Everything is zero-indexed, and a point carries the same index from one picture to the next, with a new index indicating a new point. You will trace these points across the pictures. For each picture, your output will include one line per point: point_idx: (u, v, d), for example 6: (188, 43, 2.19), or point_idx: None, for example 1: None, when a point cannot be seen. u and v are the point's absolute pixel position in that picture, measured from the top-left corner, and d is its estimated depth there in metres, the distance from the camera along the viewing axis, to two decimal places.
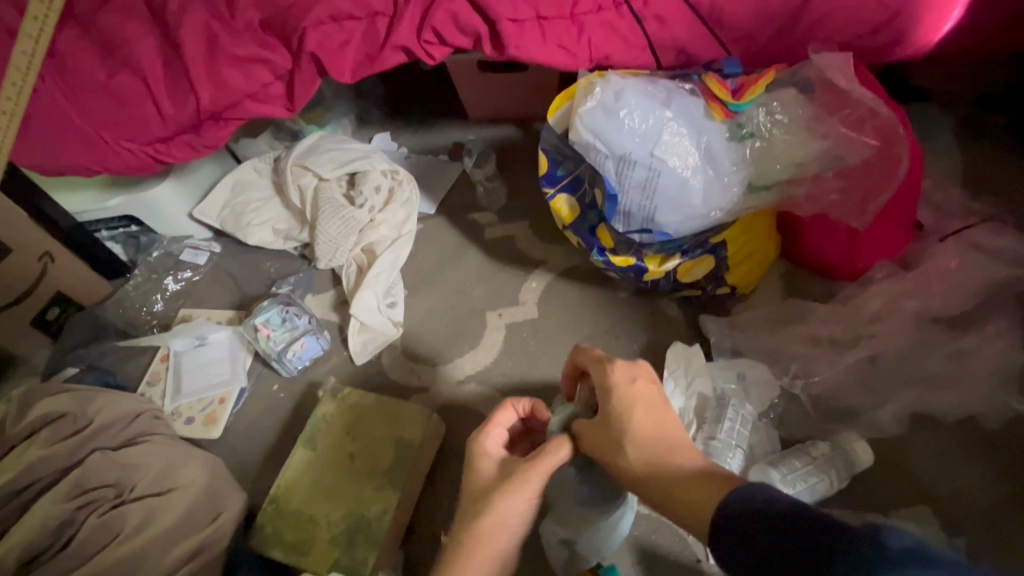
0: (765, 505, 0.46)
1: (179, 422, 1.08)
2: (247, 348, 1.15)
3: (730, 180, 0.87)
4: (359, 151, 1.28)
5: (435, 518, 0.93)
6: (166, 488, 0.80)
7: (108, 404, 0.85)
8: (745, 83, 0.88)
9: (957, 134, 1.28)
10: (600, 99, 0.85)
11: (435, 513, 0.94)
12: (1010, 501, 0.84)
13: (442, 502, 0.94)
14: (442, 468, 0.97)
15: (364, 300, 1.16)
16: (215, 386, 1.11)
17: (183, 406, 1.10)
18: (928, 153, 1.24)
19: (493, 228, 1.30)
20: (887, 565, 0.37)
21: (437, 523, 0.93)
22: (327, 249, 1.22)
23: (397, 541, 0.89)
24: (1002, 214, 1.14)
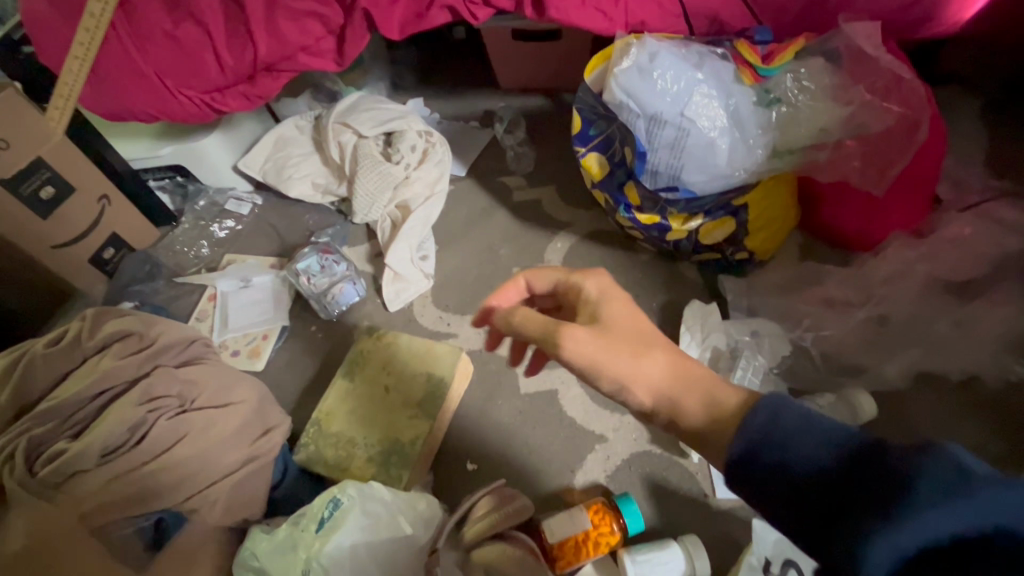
0: (796, 424, 0.45)
1: (225, 354, 1.17)
2: (288, 290, 1.23)
3: (755, 142, 0.92)
4: (397, 111, 1.34)
5: (461, 449, 1.00)
6: (223, 403, 0.88)
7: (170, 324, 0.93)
8: (774, 51, 0.93)
9: (981, 116, 1.30)
10: (636, 60, 0.90)
11: (461, 445, 1.00)
12: (1002, 455, 0.89)
13: (467, 438, 1.01)
14: (468, 406, 1.04)
15: (399, 251, 1.24)
16: (258, 323, 1.19)
17: (229, 340, 1.18)
18: (951, 132, 1.26)
19: (521, 191, 1.36)
20: (935, 502, 0.36)
21: (461, 454, 1.00)
22: (364, 203, 1.29)
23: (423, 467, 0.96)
24: (1019, 193, 1.17)
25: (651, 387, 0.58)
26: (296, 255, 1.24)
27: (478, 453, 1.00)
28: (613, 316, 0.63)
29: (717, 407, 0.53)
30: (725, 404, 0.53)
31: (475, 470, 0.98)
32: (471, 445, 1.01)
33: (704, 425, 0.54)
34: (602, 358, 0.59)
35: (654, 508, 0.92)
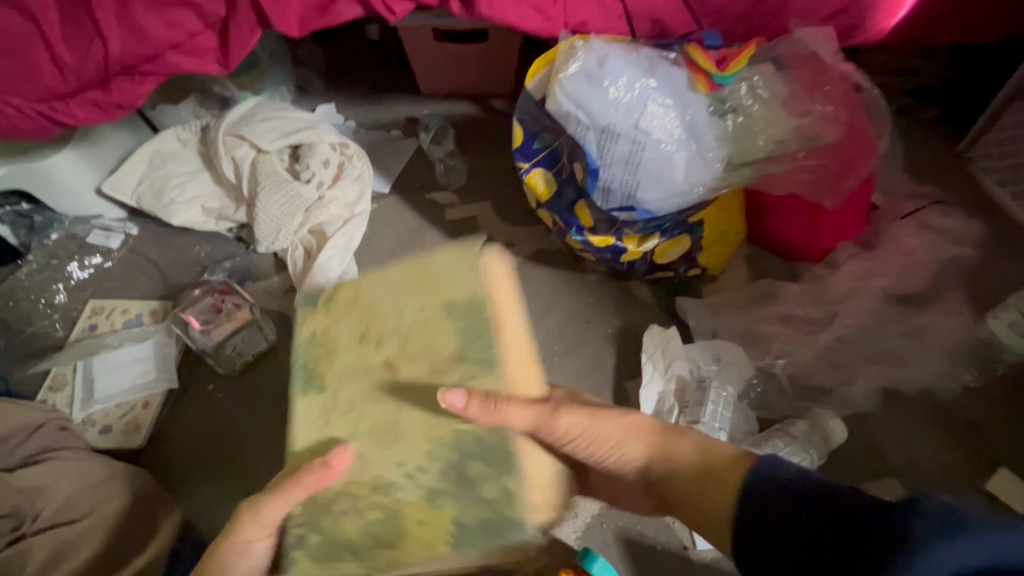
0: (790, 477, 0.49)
1: (92, 432, 0.92)
2: (177, 344, 1.00)
3: (712, 156, 0.84)
4: (304, 121, 1.15)
5: (429, 338, 0.58)
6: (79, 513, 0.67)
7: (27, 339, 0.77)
8: (726, 57, 0.85)
9: (896, 123, 1.35)
10: (584, 65, 0.79)
11: (425, 364, 0.57)
12: (962, 466, 0.87)
13: (450, 278, 0.59)
14: (448, 425, 0.56)
15: (314, 286, 1.05)
16: (137, 389, 0.96)
17: (96, 415, 0.94)
18: None
19: (454, 209, 1.22)
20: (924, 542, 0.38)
21: (431, 302, 0.59)
22: (268, 230, 1.09)
23: (377, 437, 0.56)
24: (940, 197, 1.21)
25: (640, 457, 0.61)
26: (184, 299, 1.03)
27: (471, 298, 0.58)
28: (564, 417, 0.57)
29: (711, 461, 0.57)
30: (718, 457, 0.57)
31: (458, 347, 0.57)
32: (450, 296, 0.58)
33: (698, 476, 0.57)
34: (580, 438, 0.59)
35: (631, 568, 0.82)
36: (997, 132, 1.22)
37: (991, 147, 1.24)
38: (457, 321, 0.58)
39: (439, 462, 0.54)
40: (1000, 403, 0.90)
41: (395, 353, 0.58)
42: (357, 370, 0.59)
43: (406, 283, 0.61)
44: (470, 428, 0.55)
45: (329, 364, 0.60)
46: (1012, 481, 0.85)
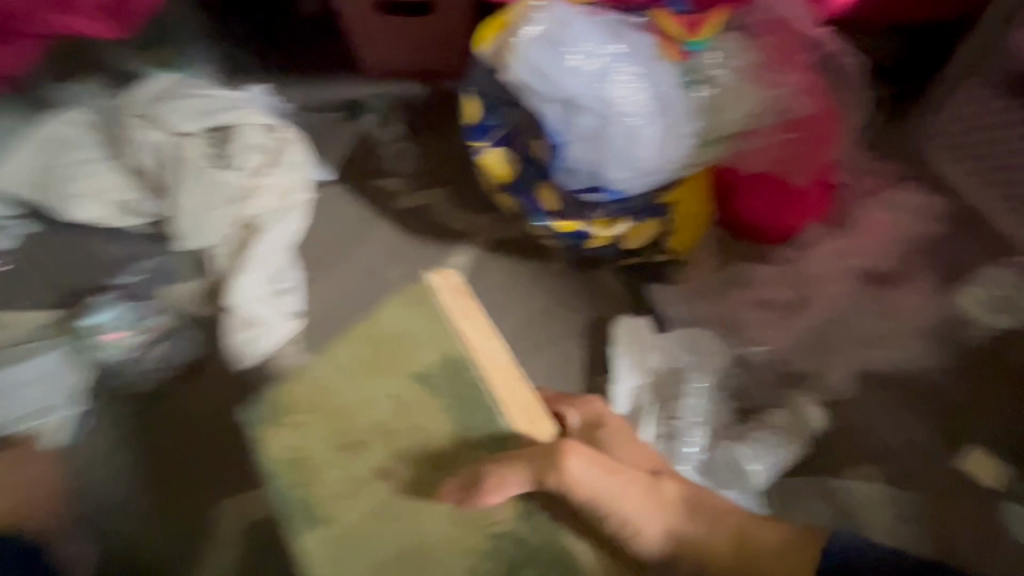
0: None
1: None
2: (79, 358, 0.88)
3: (683, 131, 0.78)
4: (228, 101, 1.02)
5: (415, 422, 0.58)
6: None
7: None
8: (698, 20, 0.80)
9: None
10: (543, 29, 0.72)
11: (422, 459, 0.56)
12: (941, 447, 0.85)
13: (415, 348, 0.60)
14: (478, 532, 0.54)
15: (246, 286, 0.92)
16: (36, 414, 0.84)
17: None
18: None
19: (405, 197, 1.12)
20: None
21: (403, 385, 0.59)
22: (189, 224, 0.96)
23: (400, 568, 0.53)
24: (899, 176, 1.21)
25: (662, 534, 0.63)
26: (84, 308, 0.91)
27: (450, 364, 0.59)
28: (571, 474, 0.55)
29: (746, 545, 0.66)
30: (769, 545, 0.65)
31: (458, 429, 0.57)
32: (426, 367, 0.59)
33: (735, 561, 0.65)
34: (610, 503, 0.58)
35: None
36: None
37: None
38: (443, 399, 0.58)
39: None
40: (972, 380, 0.89)
41: (386, 456, 0.57)
42: (347, 482, 0.56)
43: (369, 366, 0.60)
44: (503, 528, 0.54)
45: (320, 486, 0.56)
46: (984, 459, 0.84)
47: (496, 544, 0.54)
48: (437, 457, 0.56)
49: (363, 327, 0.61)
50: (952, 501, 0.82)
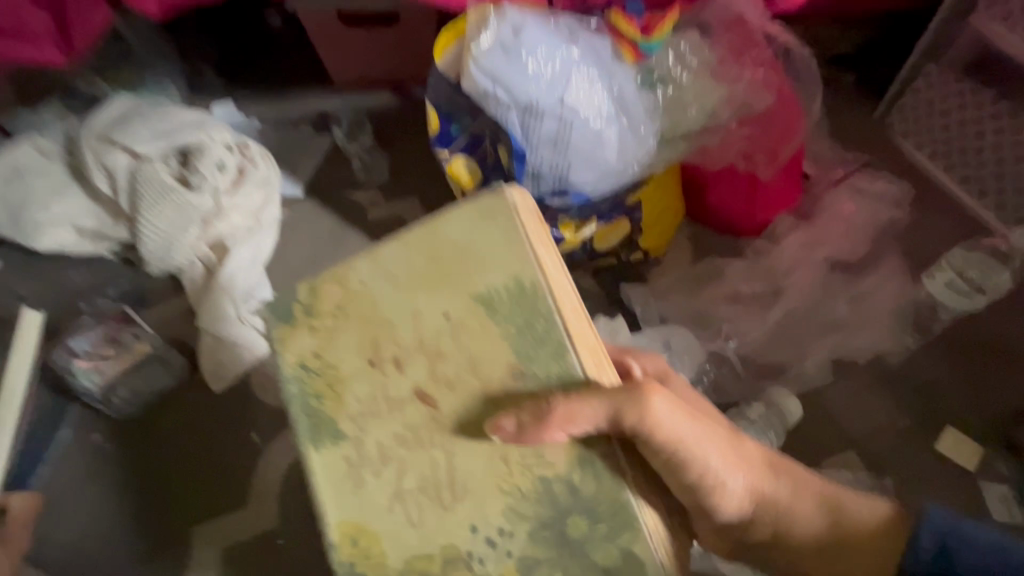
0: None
1: None
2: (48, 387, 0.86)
3: (644, 130, 0.79)
4: (192, 120, 1.00)
5: (468, 346, 0.51)
6: None
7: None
8: (653, 19, 0.78)
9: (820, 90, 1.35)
10: (498, 34, 0.70)
11: (471, 390, 0.51)
12: (916, 430, 0.86)
13: (478, 264, 0.52)
14: (524, 471, 0.49)
15: (219, 308, 0.91)
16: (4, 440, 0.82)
17: None
18: None
19: (376, 208, 1.12)
20: None
21: (456, 300, 0.52)
22: (158, 249, 0.95)
23: (431, 493, 0.50)
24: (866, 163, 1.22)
25: (746, 491, 0.56)
26: (69, 328, 0.86)
27: (515, 287, 0.51)
28: (662, 418, 0.49)
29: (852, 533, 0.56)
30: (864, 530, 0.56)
31: (516, 361, 0.50)
32: (489, 287, 0.51)
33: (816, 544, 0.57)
34: (684, 451, 0.50)
35: None
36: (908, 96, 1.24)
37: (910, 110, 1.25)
38: (504, 323, 0.50)
39: (525, 522, 0.49)
40: (940, 363, 0.90)
41: (424, 376, 0.51)
42: (376, 397, 0.52)
43: (425, 279, 0.53)
44: (558, 471, 0.49)
45: (339, 396, 0.53)
46: (956, 438, 0.85)
47: (546, 485, 0.49)
48: (495, 395, 0.50)
49: (425, 237, 0.53)
50: (928, 483, 0.83)
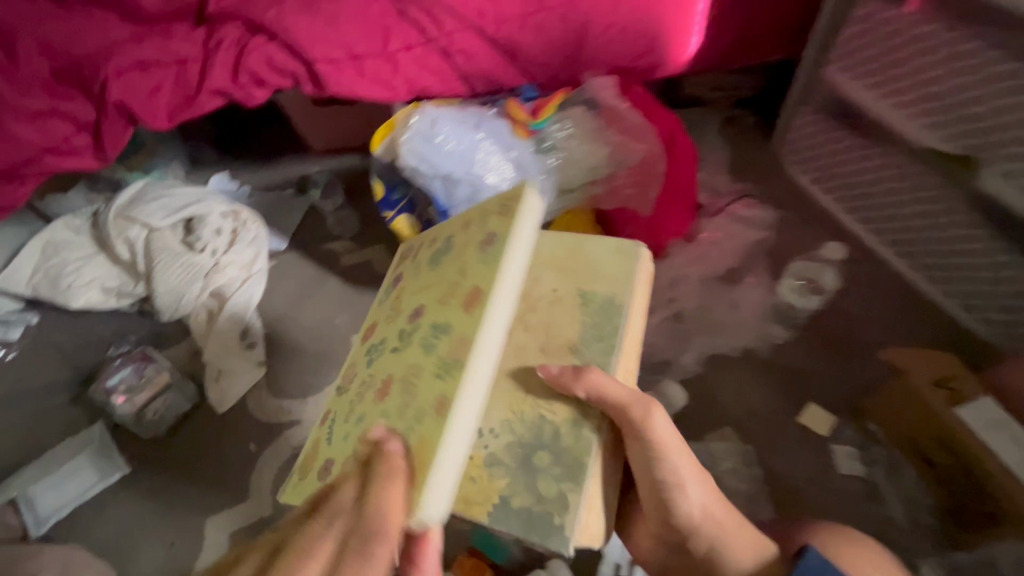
0: None
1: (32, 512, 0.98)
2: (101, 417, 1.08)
3: (541, 187, 1.02)
4: (194, 196, 1.24)
5: (552, 317, 0.71)
6: None
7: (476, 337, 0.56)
8: (540, 105, 1.04)
9: (722, 132, 1.59)
10: (418, 127, 0.95)
11: (537, 339, 0.69)
12: (784, 406, 1.07)
13: (595, 277, 0.73)
14: (536, 404, 0.65)
15: (217, 342, 1.14)
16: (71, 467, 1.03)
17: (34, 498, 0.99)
18: (703, 147, 1.55)
19: (350, 255, 1.34)
20: None
21: (566, 286, 0.73)
22: (170, 300, 1.17)
23: None
24: (757, 191, 1.46)
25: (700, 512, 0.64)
26: (106, 369, 1.10)
27: (608, 299, 0.72)
28: (657, 425, 0.63)
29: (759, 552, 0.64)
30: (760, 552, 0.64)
31: (576, 339, 0.69)
32: (590, 288, 0.72)
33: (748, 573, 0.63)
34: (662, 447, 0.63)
35: None
36: (794, 131, 1.46)
37: (796, 141, 1.47)
38: (585, 312, 0.71)
39: (510, 434, 0.64)
40: (808, 353, 1.11)
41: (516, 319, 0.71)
42: None
43: (554, 264, 0.75)
44: (558, 417, 0.64)
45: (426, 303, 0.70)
46: (819, 412, 1.05)
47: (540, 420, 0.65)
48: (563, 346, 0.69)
49: (572, 243, 0.76)
50: (794, 449, 1.03)
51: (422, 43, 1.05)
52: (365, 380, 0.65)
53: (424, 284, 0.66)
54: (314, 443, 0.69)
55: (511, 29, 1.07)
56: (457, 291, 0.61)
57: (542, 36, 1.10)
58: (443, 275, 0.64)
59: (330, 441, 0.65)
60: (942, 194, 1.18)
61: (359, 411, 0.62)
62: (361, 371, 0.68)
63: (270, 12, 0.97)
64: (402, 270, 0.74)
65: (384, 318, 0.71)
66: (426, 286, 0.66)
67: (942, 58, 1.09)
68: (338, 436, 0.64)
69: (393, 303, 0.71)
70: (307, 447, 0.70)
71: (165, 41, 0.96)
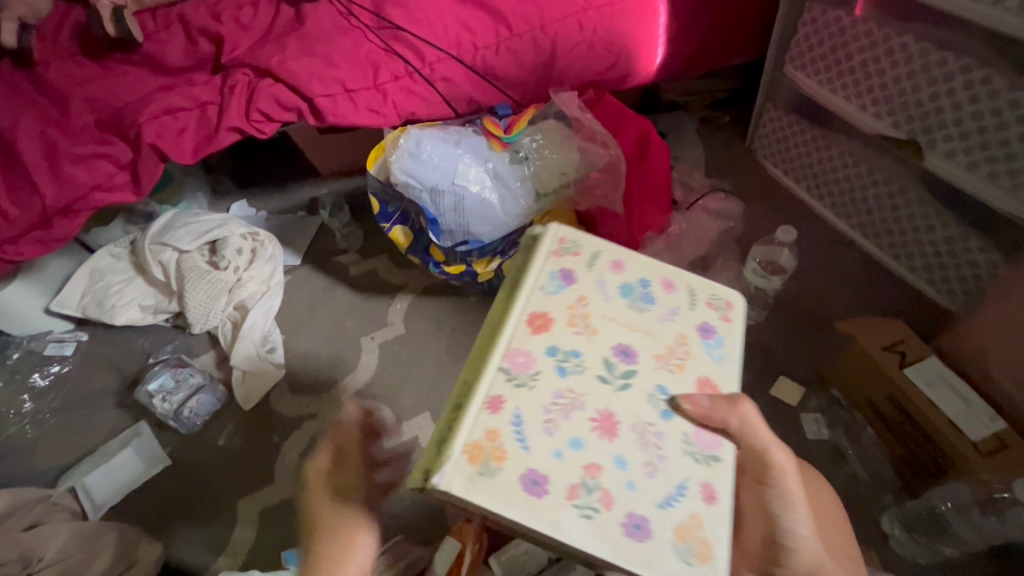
0: None
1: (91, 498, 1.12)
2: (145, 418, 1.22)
3: (518, 193, 1.15)
4: (217, 221, 1.40)
5: None
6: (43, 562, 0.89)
7: (730, 381, 0.66)
8: (512, 121, 1.19)
9: (698, 132, 1.69)
10: (405, 147, 1.09)
11: None
12: (755, 381, 1.16)
13: None
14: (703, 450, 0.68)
15: (242, 348, 1.28)
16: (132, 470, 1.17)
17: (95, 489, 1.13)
18: (680, 147, 1.65)
19: (356, 266, 1.48)
20: None
21: None
22: (199, 314, 1.32)
23: None
24: (732, 185, 1.56)
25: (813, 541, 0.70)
26: (148, 374, 1.25)
27: None
28: (787, 479, 0.68)
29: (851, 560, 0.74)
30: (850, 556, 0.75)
31: None
32: None
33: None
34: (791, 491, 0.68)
35: None
36: (762, 127, 1.55)
37: (765, 137, 1.56)
38: None
39: None
40: (775, 330, 1.23)
41: None
42: None
43: None
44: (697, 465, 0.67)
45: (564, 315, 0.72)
46: (786, 383, 1.14)
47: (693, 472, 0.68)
48: None
49: None
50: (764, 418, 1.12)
51: (408, 74, 1.19)
52: (569, 399, 0.61)
53: (634, 326, 0.67)
54: (485, 430, 0.58)
55: (486, 56, 1.21)
56: (670, 351, 0.66)
57: (514, 60, 1.23)
58: (658, 335, 0.67)
59: (525, 449, 0.58)
60: (894, 175, 1.26)
61: (578, 434, 0.59)
62: (554, 382, 0.62)
63: (275, 58, 1.12)
64: (579, 274, 0.70)
65: (563, 322, 0.66)
66: (625, 322, 0.68)
67: (879, 52, 1.16)
68: (544, 451, 0.58)
69: (581, 315, 0.67)
70: (472, 428, 0.58)
71: (187, 88, 1.12)
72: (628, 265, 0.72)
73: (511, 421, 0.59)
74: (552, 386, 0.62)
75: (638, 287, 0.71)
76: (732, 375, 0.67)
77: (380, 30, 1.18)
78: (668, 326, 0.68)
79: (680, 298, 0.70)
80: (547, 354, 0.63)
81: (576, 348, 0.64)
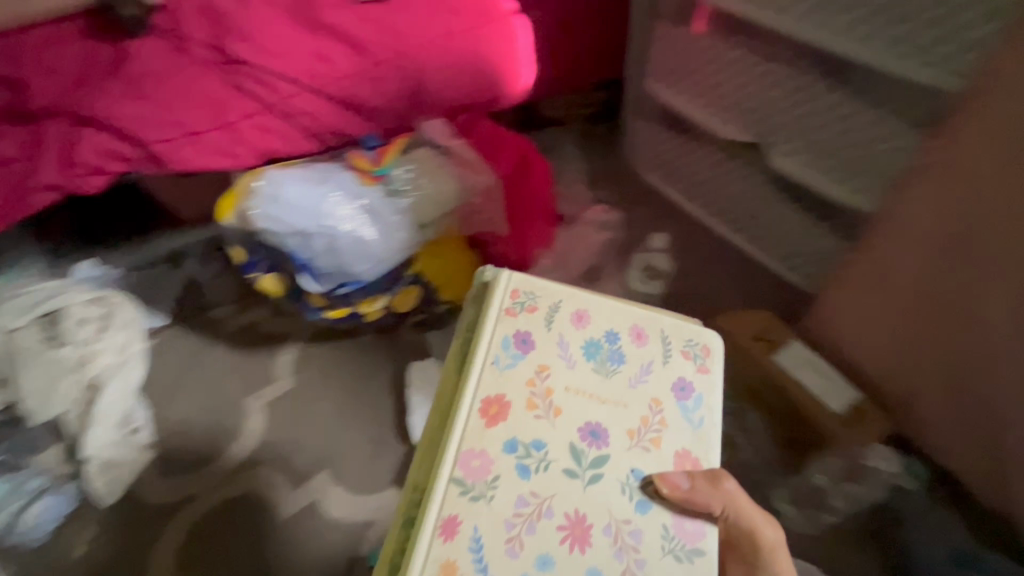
0: None
1: None
2: None
3: (396, 227, 1.10)
4: (51, 288, 1.15)
5: None
6: None
7: (706, 453, 0.72)
8: (382, 152, 1.14)
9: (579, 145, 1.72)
10: (264, 191, 1.01)
11: None
12: None
13: None
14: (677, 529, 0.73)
15: (95, 437, 1.09)
16: None
17: None
18: (562, 160, 1.69)
19: (233, 319, 1.36)
20: None
21: None
22: (35, 403, 1.04)
23: None
24: (614, 194, 1.62)
25: None
26: None
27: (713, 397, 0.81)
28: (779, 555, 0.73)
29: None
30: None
31: None
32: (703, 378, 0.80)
33: None
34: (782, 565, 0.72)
35: None
36: (635, 136, 1.62)
37: (639, 146, 1.62)
38: None
39: None
40: None
41: None
42: None
43: None
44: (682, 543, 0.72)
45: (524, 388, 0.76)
46: None
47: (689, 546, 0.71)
48: None
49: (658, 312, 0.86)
50: None
51: (259, 110, 1.10)
52: (534, 505, 0.66)
53: (603, 398, 0.73)
54: (443, 564, 0.62)
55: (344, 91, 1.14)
56: (644, 422, 0.72)
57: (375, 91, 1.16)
58: (630, 405, 0.73)
59: (484, 567, 0.63)
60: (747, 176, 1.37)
61: (545, 551, 0.64)
62: (518, 489, 0.66)
63: (98, 103, 0.99)
64: (535, 339, 0.75)
65: (521, 405, 0.71)
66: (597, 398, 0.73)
67: (719, 66, 1.26)
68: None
69: (544, 392, 0.72)
70: (426, 564, 0.62)
71: None
72: (592, 317, 0.78)
73: (467, 543, 0.63)
74: (516, 493, 0.66)
75: (605, 343, 0.76)
76: (709, 442, 0.73)
77: (227, 65, 1.08)
78: (638, 391, 0.74)
79: (651, 353, 0.77)
80: (508, 452, 0.68)
81: (539, 440, 0.69)
